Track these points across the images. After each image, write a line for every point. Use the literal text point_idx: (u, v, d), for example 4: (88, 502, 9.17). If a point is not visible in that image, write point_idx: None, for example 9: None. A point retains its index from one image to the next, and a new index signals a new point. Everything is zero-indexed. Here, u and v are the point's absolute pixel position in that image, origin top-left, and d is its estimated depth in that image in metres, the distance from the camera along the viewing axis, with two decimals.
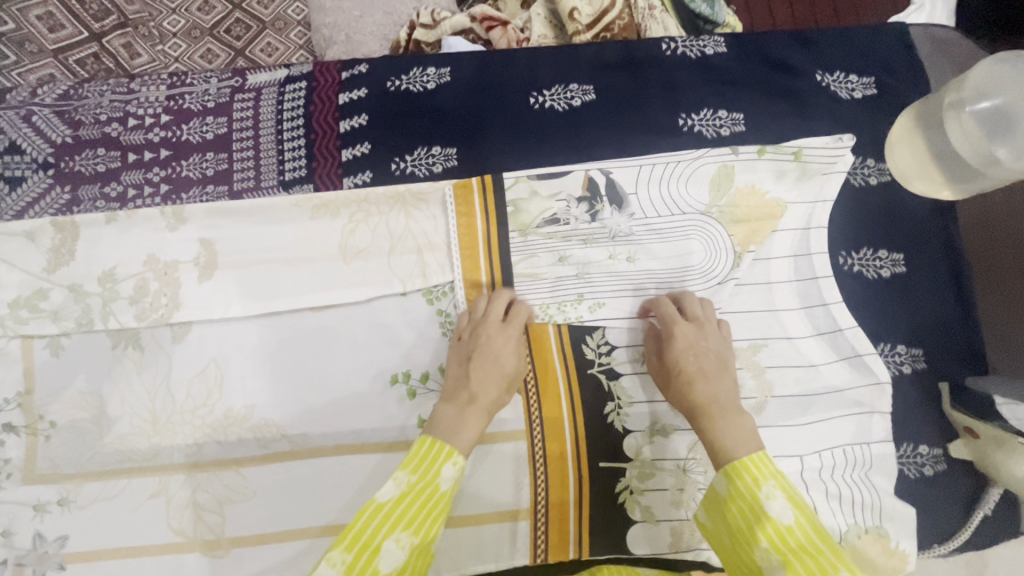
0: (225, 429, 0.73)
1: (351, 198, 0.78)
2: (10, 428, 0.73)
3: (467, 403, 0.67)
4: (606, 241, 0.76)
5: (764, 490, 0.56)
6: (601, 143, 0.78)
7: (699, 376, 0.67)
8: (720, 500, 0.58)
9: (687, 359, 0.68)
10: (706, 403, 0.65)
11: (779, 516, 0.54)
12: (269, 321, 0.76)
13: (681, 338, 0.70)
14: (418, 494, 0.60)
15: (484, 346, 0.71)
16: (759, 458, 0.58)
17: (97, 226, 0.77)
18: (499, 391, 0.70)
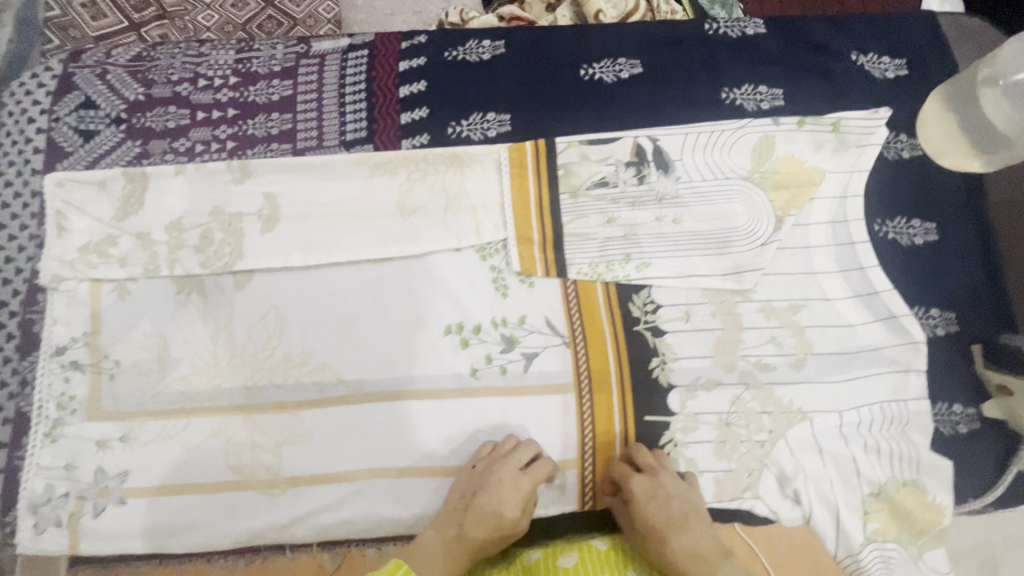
0: (284, 373, 0.76)
1: (410, 158, 0.81)
2: (76, 366, 0.75)
3: (456, 539, 0.70)
4: (653, 203, 0.80)
5: None
6: (648, 112, 0.82)
7: (671, 531, 0.69)
8: None
9: (660, 518, 0.70)
10: (682, 564, 0.68)
11: None
12: (329, 271, 0.79)
13: (649, 504, 0.70)
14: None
15: (490, 493, 0.70)
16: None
17: (166, 177, 0.81)
18: (493, 539, 0.71)
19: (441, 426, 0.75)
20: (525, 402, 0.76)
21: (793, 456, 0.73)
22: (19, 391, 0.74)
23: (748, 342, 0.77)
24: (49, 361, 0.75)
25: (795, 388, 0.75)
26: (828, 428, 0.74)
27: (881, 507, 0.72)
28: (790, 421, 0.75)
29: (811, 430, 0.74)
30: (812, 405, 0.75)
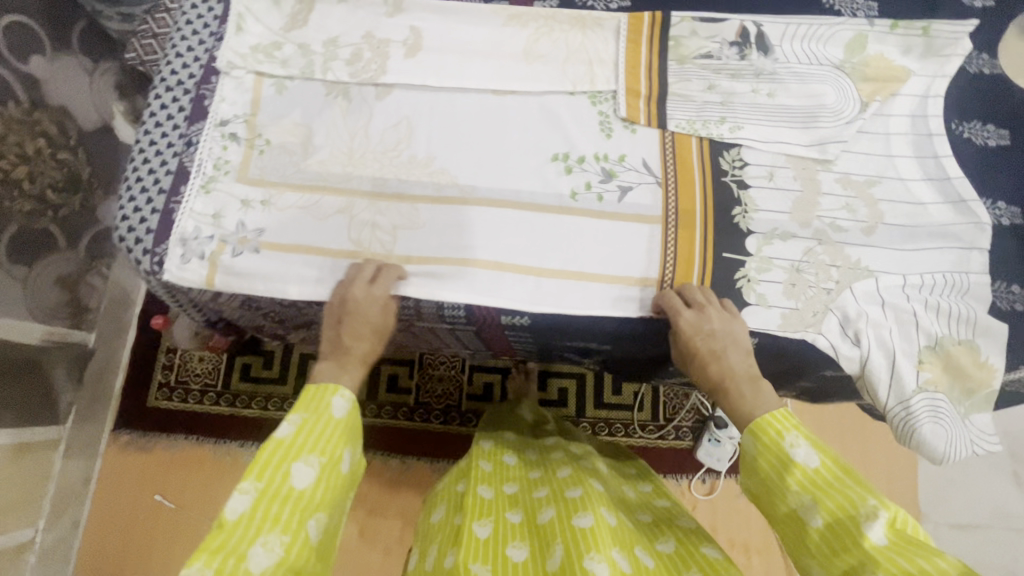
0: (408, 170, 0.86)
1: (540, 14, 0.93)
2: (233, 138, 0.87)
3: (345, 357, 0.77)
4: (751, 77, 0.89)
5: (788, 439, 0.68)
6: (755, 4, 0.92)
7: (710, 359, 0.77)
8: (751, 458, 0.70)
9: (699, 346, 0.77)
10: (717, 378, 0.77)
11: (804, 459, 0.67)
12: (458, 96, 0.90)
13: (692, 333, 0.77)
14: (318, 425, 0.69)
15: (351, 310, 0.78)
16: (783, 413, 0.71)
17: (330, 3, 0.94)
18: (371, 343, 0.79)
19: (539, 234, 0.84)
20: (616, 227, 0.84)
21: (858, 304, 0.80)
22: (184, 150, 0.86)
23: (824, 205, 0.85)
24: (212, 130, 0.87)
25: (865, 249, 0.83)
26: (892, 286, 0.81)
27: (936, 359, 0.78)
28: (857, 274, 0.81)
29: (876, 286, 0.81)
30: (879, 265, 0.82)
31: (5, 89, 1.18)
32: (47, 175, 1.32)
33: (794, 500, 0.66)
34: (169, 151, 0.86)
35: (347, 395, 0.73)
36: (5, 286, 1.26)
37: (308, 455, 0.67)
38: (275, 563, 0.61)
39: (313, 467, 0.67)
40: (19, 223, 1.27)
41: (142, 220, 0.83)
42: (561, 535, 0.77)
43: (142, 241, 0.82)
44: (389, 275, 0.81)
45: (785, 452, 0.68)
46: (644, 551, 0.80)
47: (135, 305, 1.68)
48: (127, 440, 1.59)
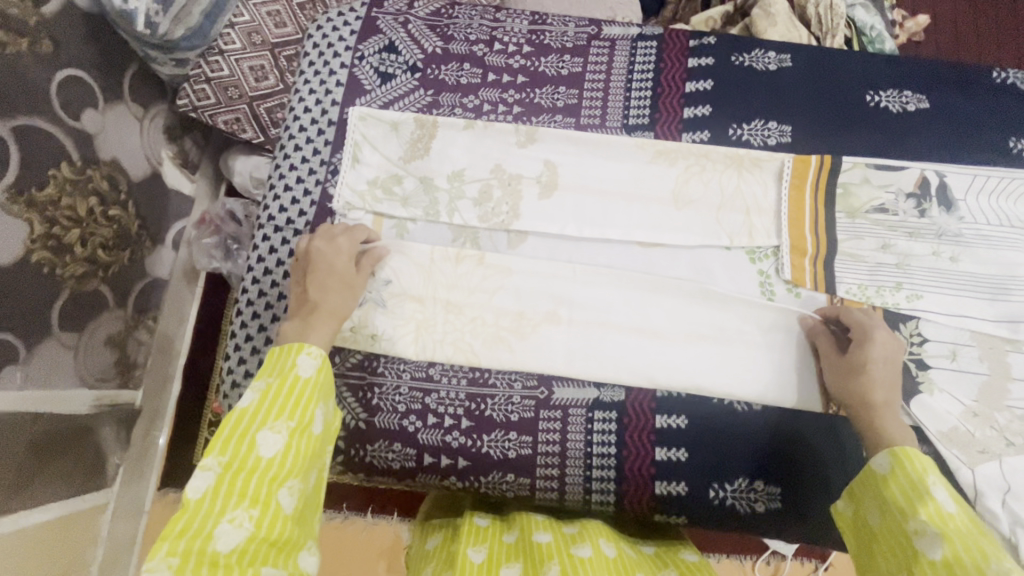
0: (546, 335, 0.77)
1: (691, 151, 0.83)
2: None
3: (310, 312, 0.66)
4: (932, 237, 0.79)
5: (930, 477, 0.56)
6: (933, 147, 0.82)
7: (879, 381, 0.68)
8: (877, 479, 0.60)
9: (880, 366, 0.68)
10: (877, 402, 0.66)
11: (942, 501, 0.54)
12: (601, 246, 0.81)
13: (880, 352, 0.69)
14: (286, 389, 0.58)
15: (314, 267, 0.70)
16: (911, 453, 0.59)
17: (454, 129, 0.84)
18: (343, 296, 0.69)
19: (695, 416, 0.75)
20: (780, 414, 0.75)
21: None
22: None
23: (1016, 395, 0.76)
24: None
25: None
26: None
27: None
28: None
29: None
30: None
31: (58, 147, 0.93)
32: (97, 235, 1.04)
33: (915, 530, 0.54)
34: (282, 305, 0.80)
35: (316, 351, 0.61)
36: (54, 358, 0.98)
37: (276, 419, 0.55)
38: (247, 540, 0.49)
39: (280, 432, 0.55)
40: (71, 290, 1.00)
41: None
42: (558, 560, 0.62)
43: None
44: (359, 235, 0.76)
45: (920, 486, 0.56)
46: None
47: (182, 355, 1.35)
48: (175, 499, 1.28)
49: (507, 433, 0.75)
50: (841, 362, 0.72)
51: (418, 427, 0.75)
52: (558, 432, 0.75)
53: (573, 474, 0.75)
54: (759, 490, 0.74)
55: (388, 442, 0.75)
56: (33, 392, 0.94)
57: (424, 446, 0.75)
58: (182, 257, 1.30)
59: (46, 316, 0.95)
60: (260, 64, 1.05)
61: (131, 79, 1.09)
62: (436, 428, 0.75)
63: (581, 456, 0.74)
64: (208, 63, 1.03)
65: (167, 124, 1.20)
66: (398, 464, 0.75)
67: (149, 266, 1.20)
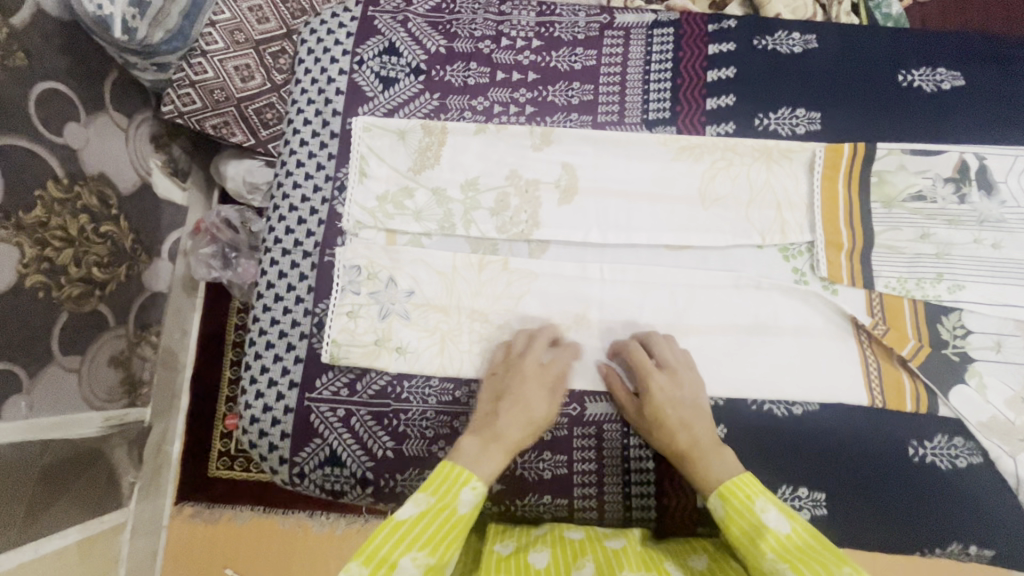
0: (575, 348, 0.74)
1: (718, 145, 0.78)
2: (355, 317, 0.74)
3: (495, 438, 0.63)
4: (973, 225, 0.76)
5: (759, 505, 0.58)
6: (968, 129, 0.78)
7: (681, 425, 0.66)
8: (718, 523, 0.59)
9: (671, 412, 0.66)
10: (687, 448, 0.65)
11: (776, 526, 0.56)
12: (624, 251, 0.77)
13: (680, 398, 0.67)
14: (441, 519, 0.55)
15: (517, 385, 0.67)
16: (746, 479, 0.60)
17: (465, 134, 0.79)
18: (541, 403, 0.67)
19: (733, 424, 0.73)
20: (821, 419, 0.73)
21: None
22: (311, 330, 0.75)
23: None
24: (344, 294, 0.74)
25: None
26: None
27: None
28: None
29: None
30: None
31: (42, 166, 0.88)
32: (91, 253, 0.98)
33: (770, 569, 0.53)
34: (295, 333, 0.75)
35: (478, 488, 0.58)
36: (56, 383, 0.93)
37: (419, 551, 0.53)
38: None
39: (417, 567, 0.53)
40: (68, 313, 0.95)
41: (276, 421, 0.72)
42: (592, 556, 0.62)
43: (278, 447, 0.72)
44: (465, 321, 0.74)
45: (755, 516, 0.57)
46: (673, 565, 0.62)
47: (187, 369, 1.27)
48: (192, 511, 1.23)
49: (541, 453, 0.72)
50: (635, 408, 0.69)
51: (448, 452, 0.72)
52: (593, 449, 0.72)
53: (612, 491, 0.71)
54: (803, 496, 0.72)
55: (418, 471, 0.72)
56: (39, 420, 0.90)
57: None
58: (180, 269, 1.23)
59: (43, 343, 0.91)
60: (245, 64, 0.98)
61: (114, 88, 1.02)
62: None
63: (619, 473, 0.72)
64: (191, 66, 0.96)
65: (154, 131, 1.12)
66: None
67: (148, 280, 1.14)
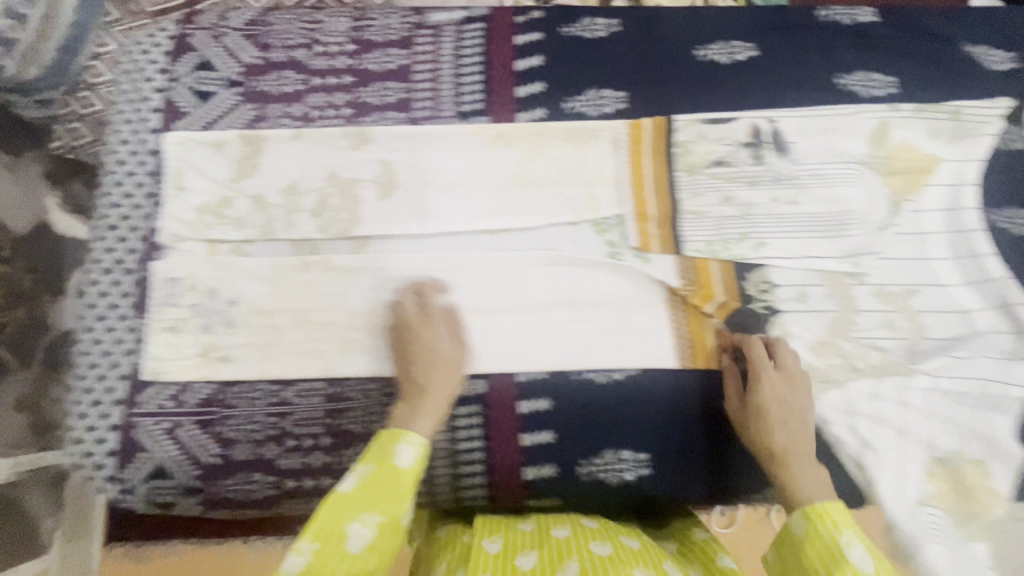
0: (401, 337, 0.76)
1: (528, 130, 0.81)
2: (177, 330, 0.74)
3: (417, 395, 0.71)
4: (770, 184, 0.80)
5: (844, 537, 0.59)
6: (762, 96, 0.84)
7: (781, 425, 0.70)
8: (797, 540, 0.62)
9: (776, 411, 0.70)
10: (784, 449, 0.69)
11: (859, 562, 0.57)
12: (444, 240, 0.79)
13: (771, 403, 0.70)
14: (388, 479, 0.63)
15: (414, 349, 0.75)
16: (822, 509, 0.62)
17: (284, 141, 0.81)
18: (447, 381, 0.74)
19: (558, 397, 0.75)
20: (639, 381, 0.76)
21: (910, 423, 0.74)
22: (135, 346, 0.75)
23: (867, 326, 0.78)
24: (163, 308, 0.75)
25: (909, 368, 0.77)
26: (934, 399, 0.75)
27: (1004, 486, 0.72)
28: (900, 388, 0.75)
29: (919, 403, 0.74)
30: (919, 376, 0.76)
31: None
32: None
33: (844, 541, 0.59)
34: (119, 351, 0.74)
35: (495, 444, 0.66)
36: None
37: (369, 513, 0.60)
38: None
39: (367, 527, 0.60)
40: None
41: (101, 440, 0.73)
42: (576, 555, 0.63)
43: (105, 465, 0.73)
44: (390, 289, 0.77)
45: (839, 549, 0.58)
46: (668, 563, 0.65)
47: None
48: (122, 552, 1.19)
49: (369, 444, 0.73)
50: (740, 408, 0.73)
51: (277, 452, 0.73)
52: None
53: (442, 474, 0.73)
54: (626, 459, 0.74)
55: (245, 474, 0.73)
56: None
57: (284, 472, 0.73)
58: None
59: None
60: None
61: None
62: (296, 451, 0.73)
63: (448, 456, 0.74)
64: (78, 100, 0.95)
65: None
66: (258, 494, 0.73)
67: None
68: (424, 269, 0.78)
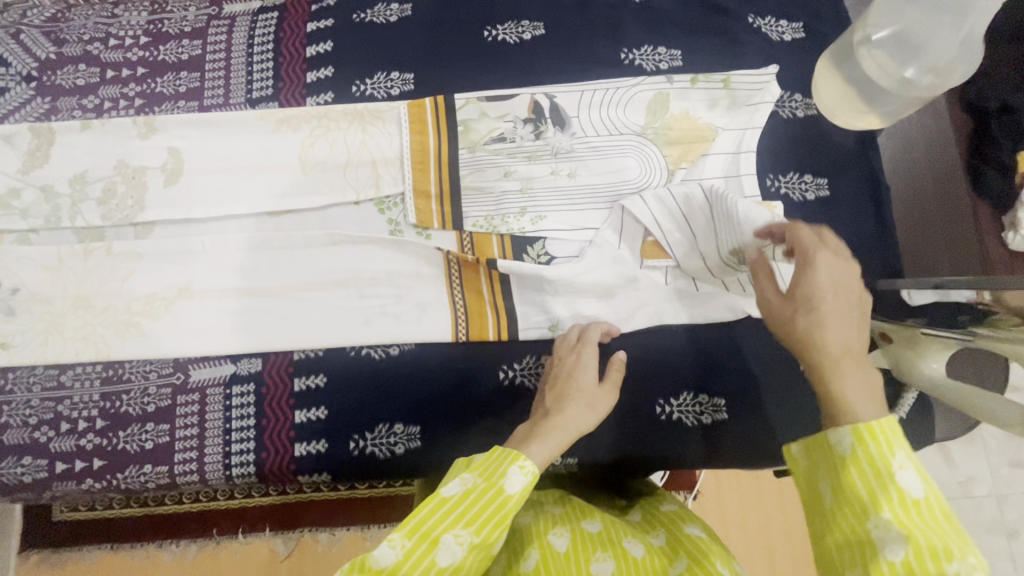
0: (180, 320, 0.77)
1: (313, 114, 0.82)
2: None
3: (547, 416, 0.67)
4: (549, 158, 0.80)
5: (897, 458, 0.49)
6: (548, 72, 0.85)
7: (832, 319, 0.59)
8: (835, 454, 0.52)
9: (825, 281, 0.60)
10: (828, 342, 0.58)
11: (909, 488, 0.48)
12: (229, 224, 0.81)
13: (826, 323, 0.59)
14: (489, 496, 0.57)
15: (561, 371, 0.72)
16: (889, 424, 0.51)
17: (72, 132, 0.82)
18: (585, 411, 0.67)
19: (333, 373, 0.76)
20: (414, 356, 0.77)
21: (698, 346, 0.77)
22: None
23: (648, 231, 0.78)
24: None
25: (681, 334, 0.79)
26: (719, 205, 0.72)
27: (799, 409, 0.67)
28: (683, 195, 0.75)
29: (701, 194, 0.74)
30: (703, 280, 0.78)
31: None
32: None
33: (875, 525, 0.47)
34: None
35: (528, 466, 0.59)
36: None
37: (463, 529, 0.55)
38: None
39: (462, 544, 0.55)
40: None
41: None
42: (538, 545, 0.64)
43: None
44: (172, 273, 0.78)
45: (886, 468, 0.49)
46: (634, 539, 0.65)
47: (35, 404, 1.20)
48: (39, 559, 1.15)
49: (143, 425, 0.74)
50: (780, 300, 0.64)
51: (50, 436, 0.74)
52: (195, 414, 0.75)
53: (212, 454, 0.74)
54: (399, 433, 0.75)
55: (17, 457, 0.73)
56: None
57: (57, 454, 0.74)
58: None
59: None
60: None
61: None
62: (70, 434, 0.74)
63: (219, 435, 0.74)
64: None
65: None
66: (30, 477, 0.73)
67: None
68: (205, 251, 0.79)
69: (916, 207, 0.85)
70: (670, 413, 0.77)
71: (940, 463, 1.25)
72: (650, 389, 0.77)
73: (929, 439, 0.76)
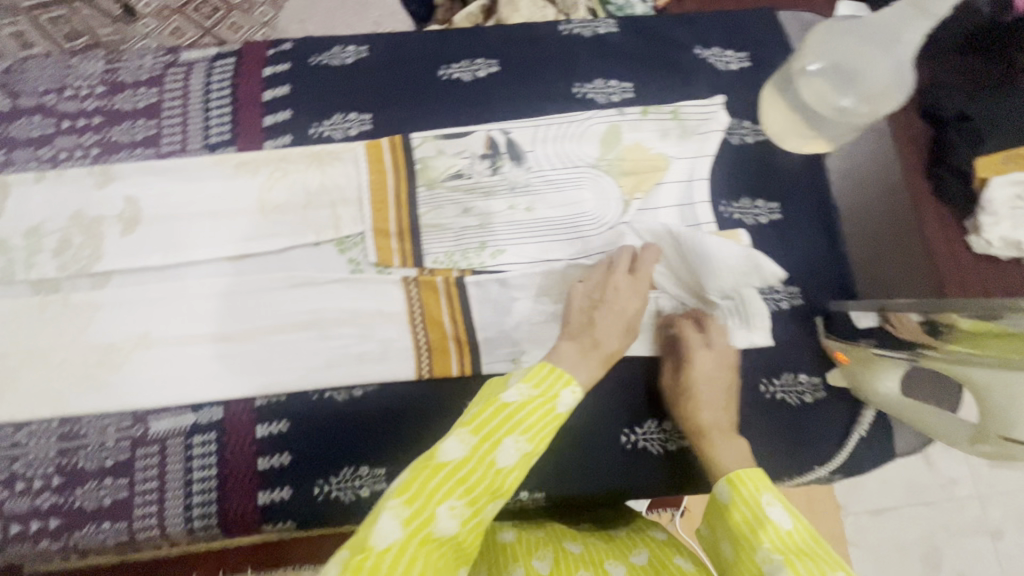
0: (138, 369, 0.76)
1: (271, 157, 0.83)
2: None
3: (592, 346, 0.68)
4: (505, 192, 0.82)
5: (764, 497, 0.56)
6: (503, 108, 0.86)
7: (706, 402, 0.71)
8: (722, 509, 0.58)
9: (704, 382, 0.72)
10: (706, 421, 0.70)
11: (779, 521, 0.53)
12: (188, 269, 0.80)
13: (699, 399, 0.72)
14: (487, 407, 0.55)
15: (614, 296, 0.72)
16: (748, 475, 0.59)
17: (26, 184, 0.81)
18: (620, 338, 0.71)
19: (296, 418, 0.76)
20: (378, 396, 0.77)
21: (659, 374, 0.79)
22: None
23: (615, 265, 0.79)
24: None
25: (645, 362, 0.79)
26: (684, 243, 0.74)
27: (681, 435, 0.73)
28: (648, 233, 0.78)
29: (665, 233, 0.76)
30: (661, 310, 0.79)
31: None
32: None
33: (762, 559, 0.51)
34: None
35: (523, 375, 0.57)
36: None
37: (463, 434, 0.53)
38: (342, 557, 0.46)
39: (462, 444, 0.52)
40: None
41: None
42: (522, 563, 0.62)
43: None
44: (131, 322, 0.77)
45: (760, 510, 0.55)
46: (615, 560, 0.64)
47: None
48: None
49: (100, 481, 0.73)
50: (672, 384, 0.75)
51: (4, 496, 0.72)
52: (154, 467, 0.73)
53: (173, 507, 0.72)
54: (364, 475, 0.75)
55: None
56: None
57: (12, 515, 0.72)
58: None
59: None
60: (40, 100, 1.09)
61: None
62: (26, 494, 0.72)
63: (180, 487, 0.73)
64: None
65: None
66: None
67: None
68: (165, 299, 0.78)
69: (873, 226, 0.89)
70: (636, 442, 0.77)
71: (921, 466, 1.25)
72: (612, 419, 0.78)
73: (891, 453, 0.78)
